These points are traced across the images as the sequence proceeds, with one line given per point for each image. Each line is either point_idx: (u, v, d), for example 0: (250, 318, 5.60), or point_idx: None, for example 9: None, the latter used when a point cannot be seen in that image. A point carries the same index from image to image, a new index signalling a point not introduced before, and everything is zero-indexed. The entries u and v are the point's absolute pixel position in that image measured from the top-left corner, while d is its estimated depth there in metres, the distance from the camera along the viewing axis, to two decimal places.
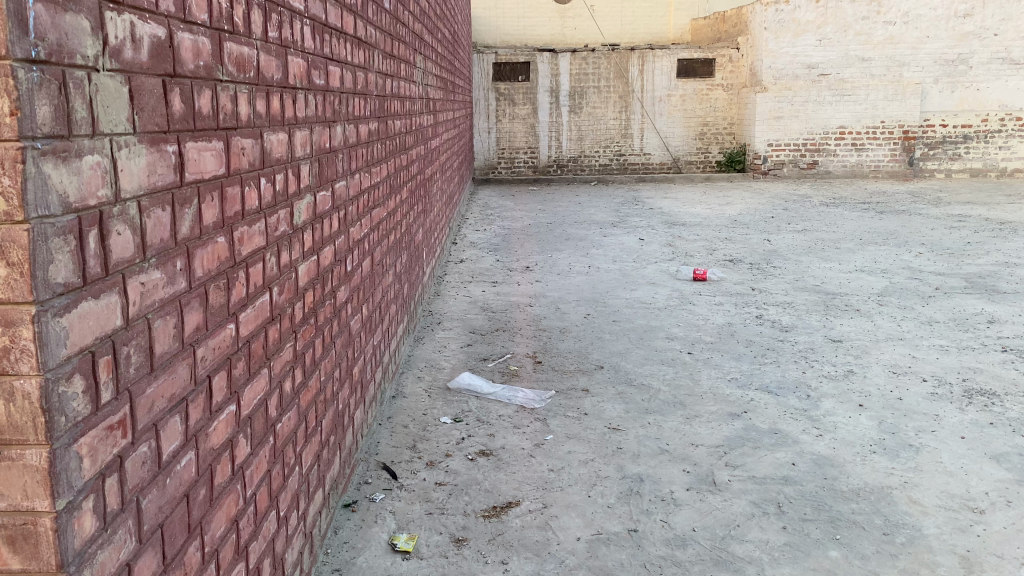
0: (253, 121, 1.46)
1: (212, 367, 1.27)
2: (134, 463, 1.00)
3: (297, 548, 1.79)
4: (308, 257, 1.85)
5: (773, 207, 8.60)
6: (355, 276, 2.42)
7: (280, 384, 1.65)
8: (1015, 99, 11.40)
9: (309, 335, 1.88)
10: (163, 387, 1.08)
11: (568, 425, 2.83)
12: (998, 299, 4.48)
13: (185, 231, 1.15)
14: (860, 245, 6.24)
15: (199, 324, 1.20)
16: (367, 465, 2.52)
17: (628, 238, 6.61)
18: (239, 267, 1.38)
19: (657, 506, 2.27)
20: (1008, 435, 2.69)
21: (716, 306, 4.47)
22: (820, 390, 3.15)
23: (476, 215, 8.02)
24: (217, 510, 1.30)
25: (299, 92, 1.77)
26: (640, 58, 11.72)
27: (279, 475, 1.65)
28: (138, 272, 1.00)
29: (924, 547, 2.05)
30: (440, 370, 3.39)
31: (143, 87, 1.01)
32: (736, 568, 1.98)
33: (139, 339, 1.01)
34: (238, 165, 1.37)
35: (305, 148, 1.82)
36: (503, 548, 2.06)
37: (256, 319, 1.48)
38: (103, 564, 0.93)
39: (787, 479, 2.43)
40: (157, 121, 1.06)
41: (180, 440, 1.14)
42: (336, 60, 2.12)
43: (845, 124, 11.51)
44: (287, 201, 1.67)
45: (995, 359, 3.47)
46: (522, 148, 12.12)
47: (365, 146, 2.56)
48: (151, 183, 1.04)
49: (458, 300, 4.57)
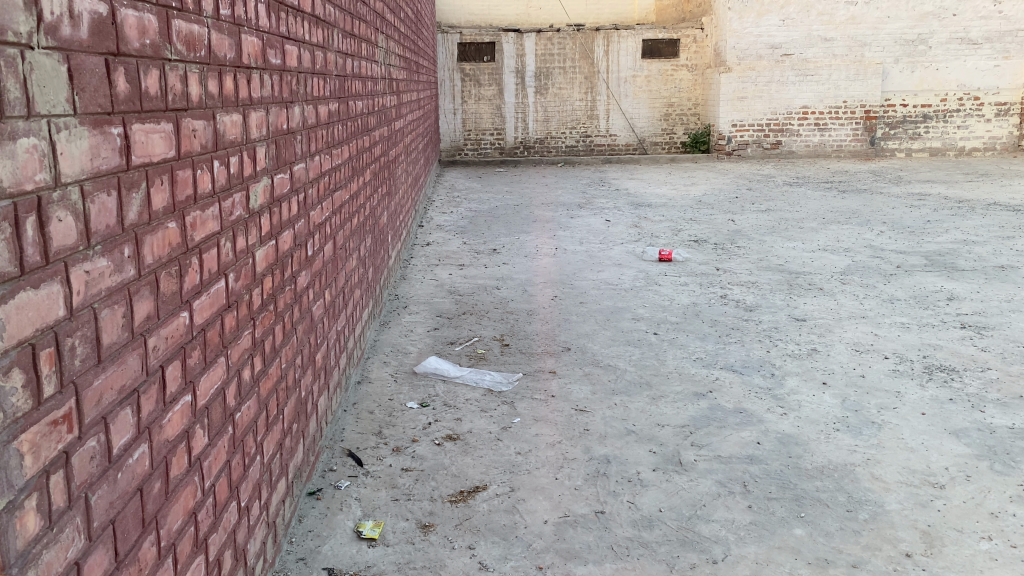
0: (205, 102, 1.41)
1: (166, 357, 1.23)
2: (82, 458, 0.97)
3: (259, 539, 1.76)
4: (266, 242, 1.81)
5: (738, 187, 8.65)
6: (317, 261, 2.38)
7: (238, 373, 1.60)
8: (972, 79, 11.58)
9: (268, 322, 1.83)
10: (112, 379, 1.04)
11: (535, 407, 2.82)
12: (957, 276, 4.54)
13: (133, 217, 1.11)
14: (823, 224, 6.31)
15: (149, 313, 1.16)
16: (332, 452, 2.49)
17: (595, 219, 6.60)
18: (193, 253, 1.34)
19: (624, 487, 2.27)
20: (967, 410, 2.74)
21: (681, 286, 4.49)
22: (784, 369, 3.18)
23: (442, 197, 7.97)
24: (174, 503, 1.27)
25: (254, 72, 1.72)
26: (605, 38, 11.68)
27: (239, 464, 1.61)
28: (82, 260, 0.97)
29: (886, 522, 2.08)
30: (406, 354, 3.37)
31: (83, 66, 0.97)
32: (702, 548, 1.99)
33: (85, 330, 0.97)
34: (189, 148, 1.32)
35: (261, 130, 1.77)
36: (470, 532, 2.05)
37: (211, 307, 1.44)
38: (49, 564, 0.90)
39: (753, 458, 2.44)
40: (99, 103, 1.01)
41: (131, 433, 1.10)
42: (292, 40, 2.06)
43: (808, 104, 11.59)
44: (242, 184, 1.62)
45: (955, 336, 3.53)
46: (488, 129, 12.04)
47: (325, 127, 2.51)
48: (95, 167, 1.00)
49: (425, 284, 4.53)
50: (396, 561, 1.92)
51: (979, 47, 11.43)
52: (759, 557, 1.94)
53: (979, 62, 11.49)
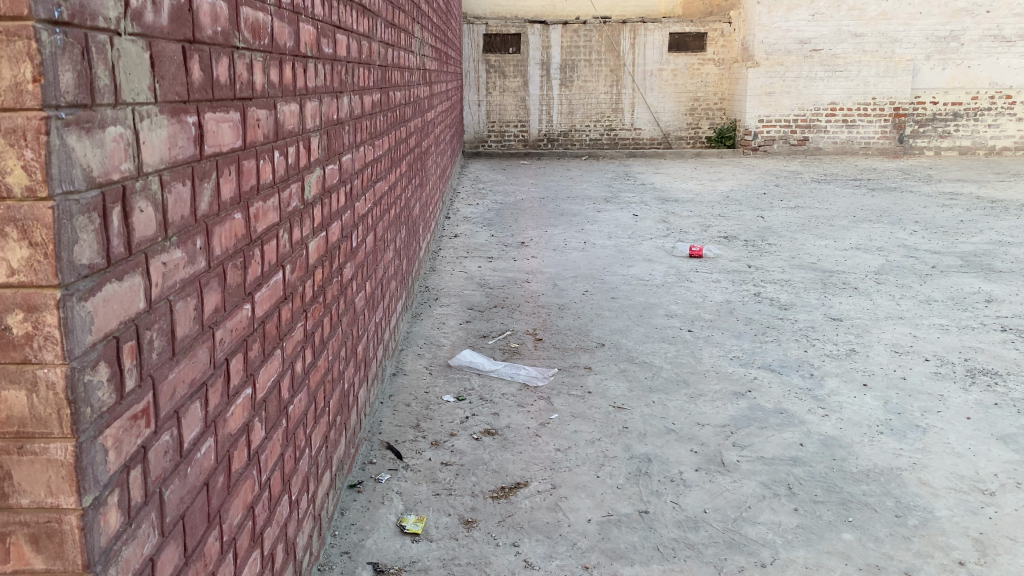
0: (268, 91, 1.39)
1: (230, 350, 1.21)
2: (157, 452, 0.95)
3: (307, 532, 1.75)
4: (318, 234, 1.79)
5: (765, 183, 8.56)
6: (360, 253, 2.36)
7: (292, 365, 1.58)
8: (1004, 77, 11.39)
9: (318, 314, 1.82)
10: (184, 372, 1.03)
11: (572, 403, 2.79)
12: (995, 278, 4.48)
13: (204, 208, 1.09)
14: (854, 222, 6.24)
15: (217, 305, 1.15)
16: (370, 444, 2.47)
17: (622, 214, 6.55)
18: (255, 244, 1.32)
19: (667, 487, 2.25)
20: (1014, 415, 2.69)
21: (713, 283, 4.45)
22: (823, 369, 3.14)
23: (468, 189, 7.95)
24: (235, 497, 1.25)
25: (310, 62, 1.70)
26: (632, 31, 11.61)
27: (291, 458, 1.60)
28: (160, 251, 0.95)
29: (937, 529, 2.04)
30: (440, 347, 3.35)
31: (163, 53, 0.95)
32: (750, 550, 1.96)
33: (162, 322, 0.95)
34: (253, 138, 1.30)
35: (315, 120, 1.75)
36: (514, 530, 2.03)
37: (270, 298, 1.42)
38: (128, 561, 0.88)
39: (796, 460, 2.41)
40: (177, 91, 0.99)
41: (200, 428, 1.09)
42: (342, 29, 2.04)
43: (837, 100, 11.46)
44: (298, 174, 1.60)
45: (995, 339, 3.47)
46: (512, 122, 12.01)
47: (369, 118, 2.48)
48: (172, 156, 0.98)
49: (455, 276, 4.51)
50: (440, 557, 1.91)
51: (1013, 45, 11.23)
52: (808, 561, 1.91)
53: (1012, 60, 11.30)
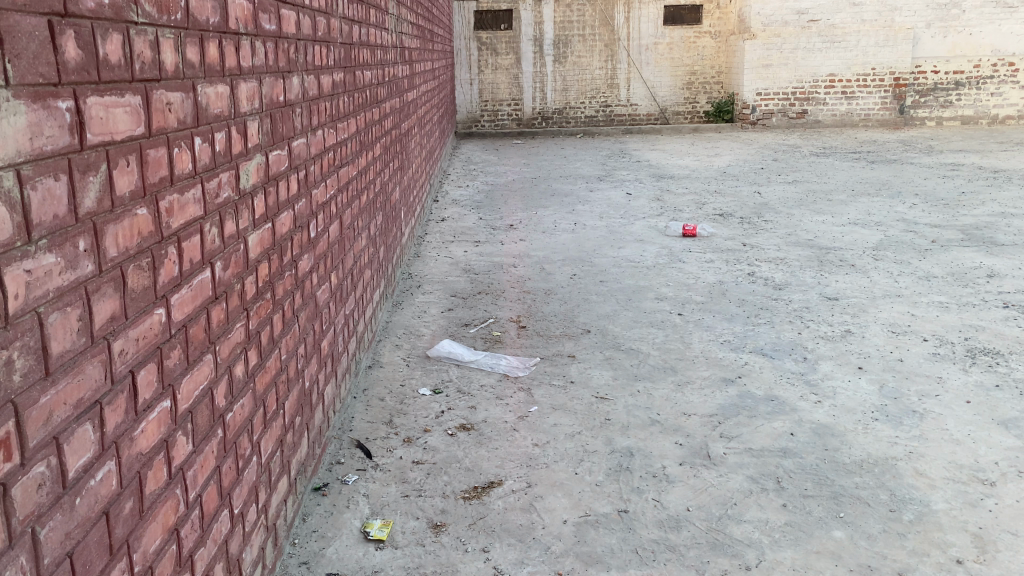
0: (183, 72, 1.26)
1: (137, 361, 1.09)
2: (27, 486, 0.83)
3: (256, 545, 1.64)
4: (260, 225, 1.66)
5: (763, 157, 8.39)
6: (321, 243, 2.24)
7: (229, 370, 1.47)
8: (1008, 44, 11.14)
9: (264, 312, 1.69)
10: (66, 392, 0.91)
11: (554, 394, 2.67)
12: (998, 252, 4.33)
13: (90, 204, 0.97)
14: (852, 196, 6.09)
15: (114, 313, 1.02)
16: (339, 443, 2.36)
17: (616, 193, 6.40)
18: (169, 242, 1.20)
19: (648, 483, 2.13)
20: (1015, 398, 2.56)
21: (706, 263, 4.32)
22: (818, 352, 3.02)
23: (459, 170, 7.81)
24: (151, 522, 1.14)
25: (244, 39, 1.57)
26: (626, 5, 11.41)
27: (231, 469, 1.49)
28: (21, 257, 0.82)
29: (933, 524, 1.92)
30: (419, 337, 3.23)
31: (18, 27, 0.82)
32: (734, 552, 1.84)
33: (26, 339, 0.83)
34: (163, 124, 1.17)
35: (253, 103, 1.62)
36: (484, 534, 1.92)
37: (194, 300, 1.30)
38: None
39: (786, 451, 2.29)
40: (42, 71, 0.86)
41: (93, 452, 0.97)
42: (291, 4, 1.90)
43: (835, 71, 11.27)
44: (230, 163, 1.47)
45: (997, 316, 3.33)
46: (506, 100, 11.84)
47: (329, 99, 2.35)
48: (37, 147, 0.85)
49: (439, 261, 4.39)
50: (405, 565, 1.79)
51: (1016, 11, 10.98)
52: (796, 563, 1.80)
53: (1014, 26, 11.05)
